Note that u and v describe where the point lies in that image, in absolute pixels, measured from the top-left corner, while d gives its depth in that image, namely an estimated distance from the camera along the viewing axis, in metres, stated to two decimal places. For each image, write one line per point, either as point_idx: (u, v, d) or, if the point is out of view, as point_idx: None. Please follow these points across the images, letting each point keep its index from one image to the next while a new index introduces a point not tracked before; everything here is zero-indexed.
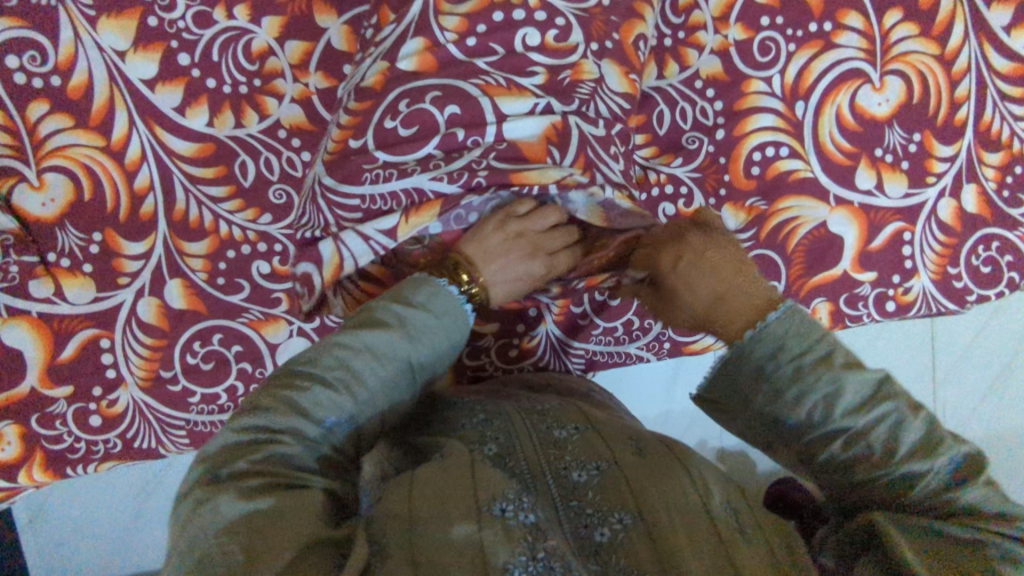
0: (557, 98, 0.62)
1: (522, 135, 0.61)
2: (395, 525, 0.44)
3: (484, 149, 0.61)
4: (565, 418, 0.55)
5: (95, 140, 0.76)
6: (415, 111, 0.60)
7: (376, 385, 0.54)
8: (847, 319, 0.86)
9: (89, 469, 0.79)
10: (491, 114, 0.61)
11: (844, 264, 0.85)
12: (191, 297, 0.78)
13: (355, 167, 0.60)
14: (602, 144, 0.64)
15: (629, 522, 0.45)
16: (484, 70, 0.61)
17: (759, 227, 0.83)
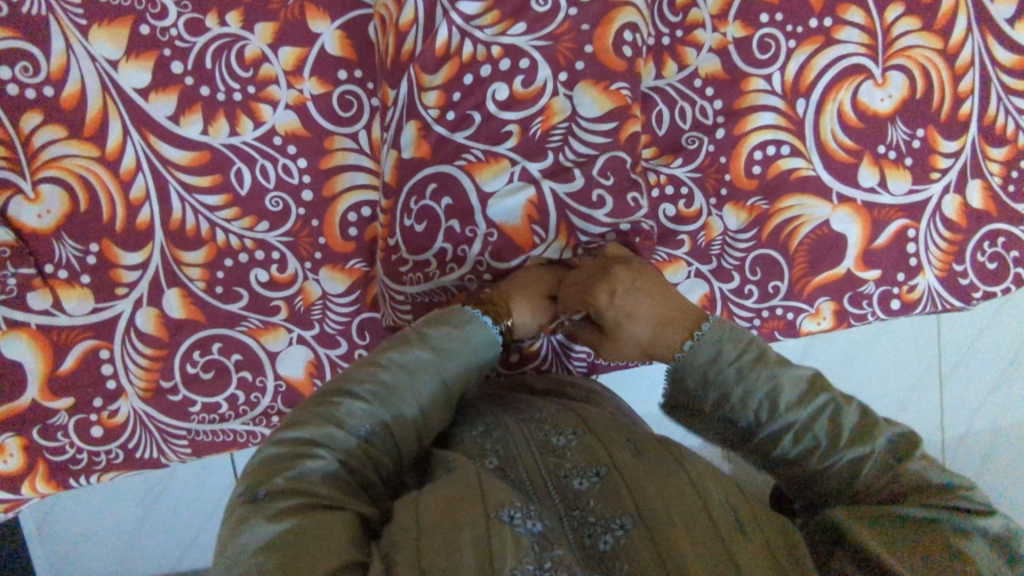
0: (530, 157, 0.68)
1: (507, 215, 0.69)
2: (405, 536, 0.44)
3: (485, 241, 0.69)
4: (562, 424, 0.56)
5: (90, 150, 0.75)
6: (422, 208, 0.69)
7: (411, 403, 0.56)
8: (851, 318, 0.86)
9: (92, 480, 0.79)
10: (478, 201, 0.68)
11: (847, 262, 0.84)
12: (189, 307, 0.78)
13: (393, 271, 0.71)
14: (581, 200, 0.69)
15: (631, 525, 0.45)
16: (465, 145, 0.67)
17: (760, 226, 0.82)
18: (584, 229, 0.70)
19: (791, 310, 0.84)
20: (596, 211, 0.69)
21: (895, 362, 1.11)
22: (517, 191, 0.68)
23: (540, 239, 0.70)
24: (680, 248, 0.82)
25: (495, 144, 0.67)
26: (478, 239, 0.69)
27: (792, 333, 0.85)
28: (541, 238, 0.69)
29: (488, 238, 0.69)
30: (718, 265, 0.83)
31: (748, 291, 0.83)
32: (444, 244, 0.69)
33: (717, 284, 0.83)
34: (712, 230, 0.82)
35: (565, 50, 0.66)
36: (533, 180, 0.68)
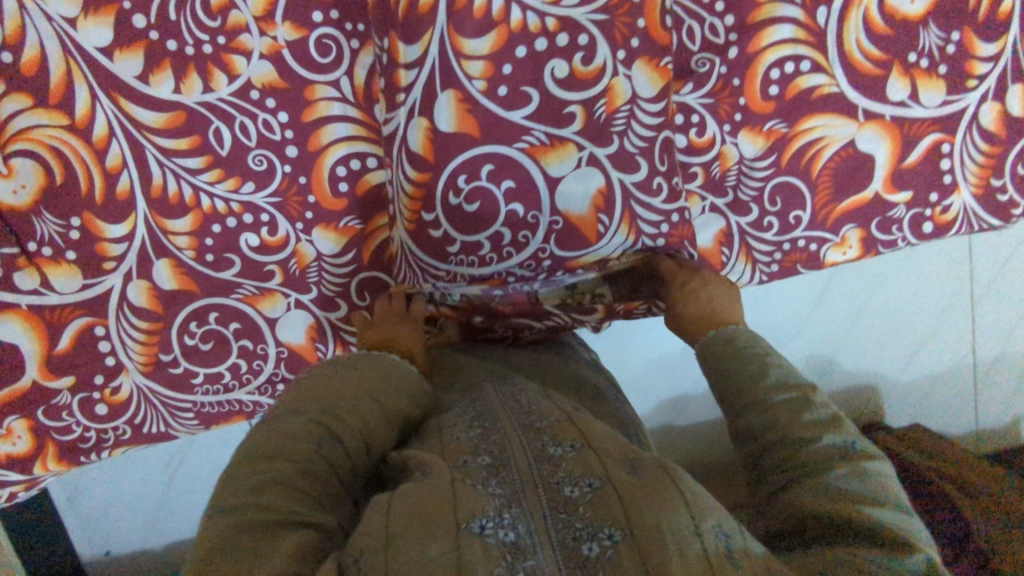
0: (596, 139, 0.66)
1: (571, 206, 0.67)
2: (371, 548, 0.39)
3: (547, 228, 0.67)
4: (560, 434, 0.49)
5: (58, 119, 0.71)
6: (474, 188, 0.66)
7: (356, 415, 0.54)
8: (880, 246, 0.80)
9: (103, 456, 0.79)
10: (545, 187, 0.67)
11: (875, 185, 0.77)
12: (181, 277, 0.75)
13: (440, 249, 0.68)
14: (643, 188, 0.68)
15: (620, 538, 0.40)
16: (528, 127, 0.65)
17: (779, 152, 0.76)
18: (644, 218, 0.68)
19: (814, 241, 0.79)
20: (654, 199, 0.68)
21: (924, 288, 1.06)
22: (583, 180, 0.67)
23: (604, 230, 0.68)
24: (694, 182, 0.77)
25: (560, 127, 0.66)
26: (541, 228, 0.68)
27: (816, 266, 0.80)
28: (605, 227, 0.68)
29: (552, 227, 0.67)
30: (735, 198, 0.77)
31: (768, 223, 0.78)
32: (501, 228, 0.67)
33: (734, 218, 0.78)
34: (727, 158, 0.76)
35: (621, 27, 0.64)
36: (601, 166, 0.67)
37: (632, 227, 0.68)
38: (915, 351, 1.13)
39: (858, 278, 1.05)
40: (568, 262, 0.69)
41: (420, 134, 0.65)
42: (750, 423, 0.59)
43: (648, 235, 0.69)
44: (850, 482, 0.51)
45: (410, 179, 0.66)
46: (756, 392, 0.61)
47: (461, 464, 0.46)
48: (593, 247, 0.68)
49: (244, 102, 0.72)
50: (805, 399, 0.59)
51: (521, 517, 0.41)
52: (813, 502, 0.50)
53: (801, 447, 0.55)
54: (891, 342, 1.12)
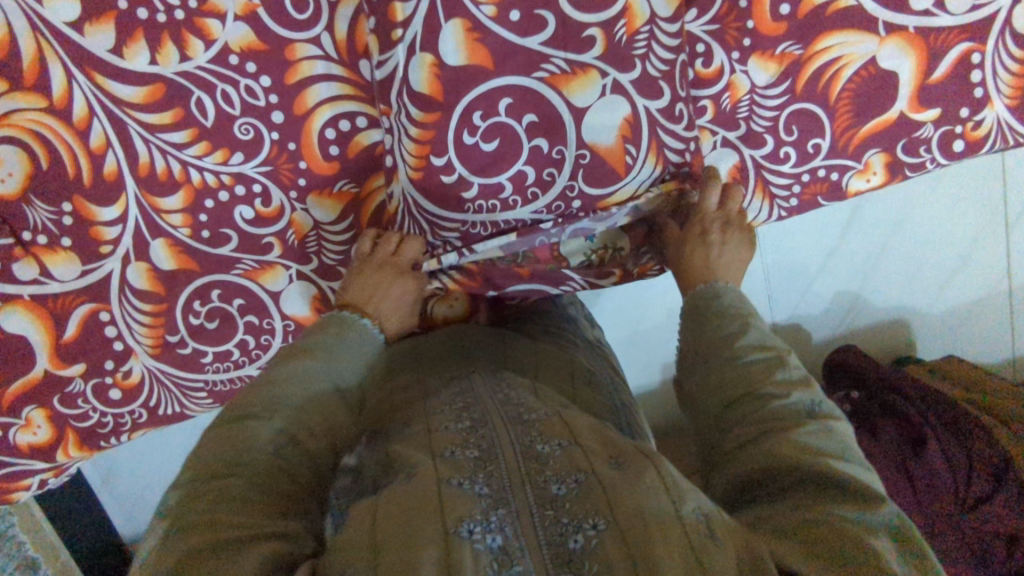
0: (617, 65, 0.62)
1: (598, 138, 0.63)
2: (361, 559, 0.39)
3: (573, 163, 0.64)
4: (546, 429, 0.48)
5: (36, 101, 0.68)
6: (492, 124, 0.63)
7: (309, 418, 0.56)
8: (907, 169, 0.75)
9: (123, 440, 0.80)
10: (570, 118, 0.63)
11: (900, 104, 0.72)
12: (179, 256, 0.74)
13: (454, 196, 0.65)
14: (667, 116, 0.64)
15: (604, 527, 0.40)
16: (544, 55, 0.62)
17: (793, 77, 0.70)
18: (671, 147, 0.65)
19: (835, 170, 0.74)
20: (680, 127, 0.64)
21: (956, 214, 1.01)
22: (610, 108, 0.63)
23: (633, 162, 0.64)
24: (703, 117, 0.72)
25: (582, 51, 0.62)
26: (566, 163, 0.64)
27: (837, 196, 0.76)
28: (635, 159, 0.64)
29: (578, 161, 0.64)
30: (748, 130, 0.73)
31: (784, 155, 0.73)
32: (524, 167, 0.64)
33: (748, 152, 0.73)
34: (737, 87, 0.71)
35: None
36: (625, 93, 0.63)
37: (661, 159, 0.65)
38: (949, 280, 1.08)
39: (886, 207, 0.99)
40: (599, 201, 0.65)
41: (423, 71, 0.62)
42: (725, 375, 0.56)
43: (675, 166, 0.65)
44: (816, 437, 0.49)
45: (416, 121, 0.63)
46: (732, 348, 0.57)
47: (447, 457, 0.45)
48: (623, 182, 0.65)
49: (224, 68, 0.69)
50: (779, 358, 0.55)
51: (510, 519, 0.41)
52: (785, 448, 0.48)
53: (766, 401, 0.52)
54: (920, 272, 1.07)
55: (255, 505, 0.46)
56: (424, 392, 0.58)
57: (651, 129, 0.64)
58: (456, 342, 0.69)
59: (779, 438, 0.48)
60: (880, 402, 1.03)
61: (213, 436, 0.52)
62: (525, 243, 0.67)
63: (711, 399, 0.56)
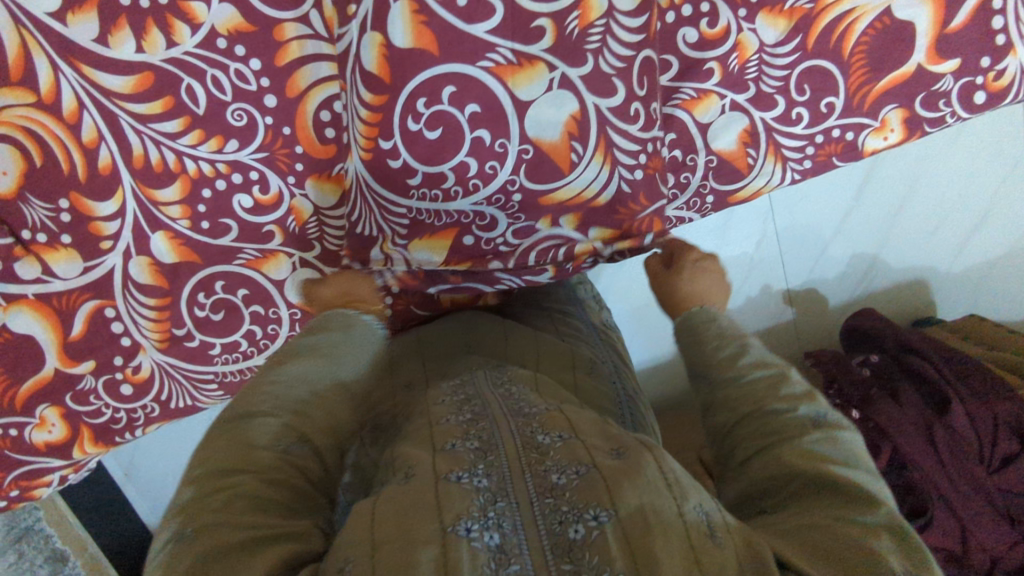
0: (569, 61, 0.60)
1: (543, 133, 0.61)
2: (359, 552, 0.38)
3: (518, 158, 0.61)
4: (549, 423, 0.47)
5: (25, 97, 0.67)
6: (436, 112, 0.59)
7: (321, 410, 0.55)
8: (925, 125, 0.72)
9: (137, 434, 0.80)
10: (513, 112, 0.60)
11: (917, 56, 0.68)
12: (180, 248, 0.73)
13: (400, 182, 0.62)
14: (620, 115, 0.62)
15: (605, 520, 0.39)
16: (494, 43, 0.58)
17: (804, 32, 0.67)
18: (621, 146, 0.62)
19: (850, 129, 0.71)
20: (630, 126, 0.62)
21: (974, 170, 0.97)
22: (557, 105, 0.60)
23: (578, 159, 0.62)
24: (709, 80, 0.69)
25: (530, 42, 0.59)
26: (509, 157, 0.61)
27: (854, 157, 0.73)
28: (581, 157, 0.62)
29: (522, 156, 0.61)
30: (757, 91, 0.70)
31: (796, 116, 0.70)
32: (469, 160, 0.61)
33: (758, 114, 0.70)
34: (745, 46, 0.68)
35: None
36: (574, 89, 0.60)
37: (609, 161, 0.62)
38: (968, 238, 1.05)
39: (903, 165, 0.96)
40: (540, 195, 0.63)
41: (375, 51, 0.59)
42: (728, 395, 0.55)
43: (625, 166, 0.63)
44: (821, 445, 0.48)
45: (365, 104, 0.60)
46: (736, 368, 0.56)
47: (448, 450, 0.45)
48: (565, 178, 0.62)
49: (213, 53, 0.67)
50: (781, 373, 0.55)
51: (509, 512, 0.40)
52: (793, 464, 0.47)
53: (771, 419, 0.51)
54: (938, 232, 1.04)
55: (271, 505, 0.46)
56: (429, 388, 0.58)
57: (603, 125, 0.61)
58: (461, 338, 0.68)
59: (779, 450, 0.48)
60: (900, 364, 1.01)
61: (225, 425, 0.50)
62: (467, 229, 0.64)
63: (718, 419, 0.55)
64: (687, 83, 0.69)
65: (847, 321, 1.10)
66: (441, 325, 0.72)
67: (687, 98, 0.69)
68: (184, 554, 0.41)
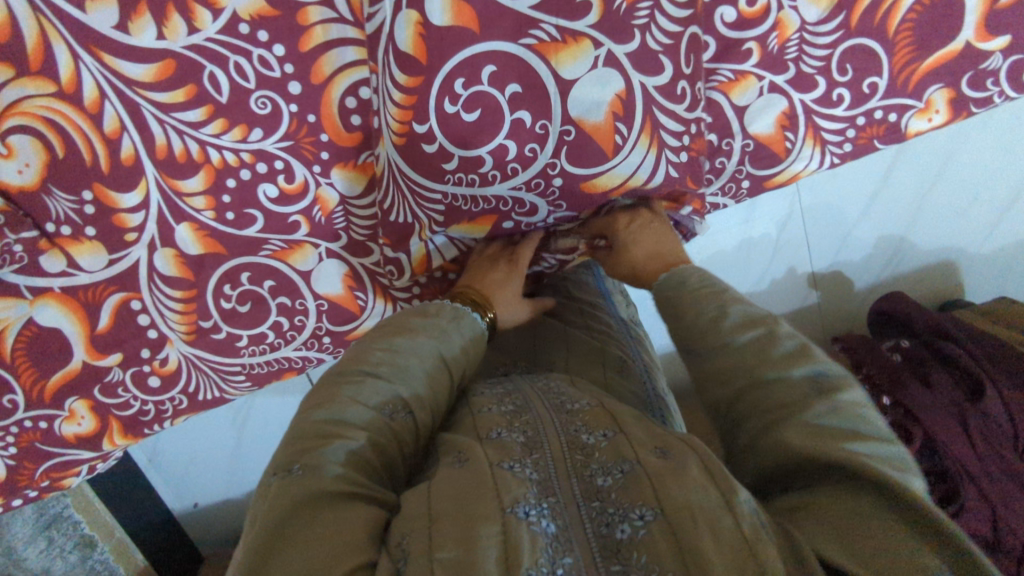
0: (615, 35, 0.56)
1: (587, 113, 0.57)
2: (416, 524, 0.38)
3: (558, 140, 0.58)
4: (592, 420, 0.47)
5: (45, 86, 0.65)
6: (473, 93, 0.57)
7: (422, 379, 0.53)
8: (972, 105, 0.69)
9: (166, 426, 0.80)
10: (556, 92, 0.57)
11: (966, 33, 0.65)
12: (205, 240, 0.71)
13: (434, 166, 0.60)
14: (666, 94, 0.58)
15: (651, 518, 0.37)
16: (537, 20, 0.56)
17: (849, 9, 0.64)
18: (666, 126, 0.59)
19: (893, 110, 0.69)
20: (678, 105, 0.59)
21: (1012, 151, 0.94)
22: (601, 83, 0.57)
23: (623, 141, 0.58)
24: (748, 61, 0.66)
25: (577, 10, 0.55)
26: (551, 138, 0.58)
27: (896, 138, 0.71)
28: (625, 140, 0.58)
29: (564, 138, 0.58)
30: (797, 72, 0.67)
31: (837, 97, 0.68)
32: (507, 142, 0.58)
33: (798, 96, 0.68)
34: (785, 25, 0.64)
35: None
36: (619, 67, 0.57)
37: (655, 144, 0.59)
38: (1002, 220, 1.02)
39: (938, 145, 0.93)
40: (583, 180, 0.60)
41: (409, 30, 0.57)
42: (719, 367, 0.50)
43: (670, 149, 0.60)
44: (831, 418, 0.44)
45: (399, 86, 0.58)
46: (721, 336, 0.52)
47: (494, 439, 0.45)
48: (609, 162, 0.59)
49: (235, 40, 0.65)
50: (770, 333, 0.50)
51: (557, 507, 0.40)
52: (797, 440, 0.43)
53: (771, 393, 0.46)
54: (971, 213, 1.01)
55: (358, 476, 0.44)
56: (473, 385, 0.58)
57: (647, 107, 0.58)
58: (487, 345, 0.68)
59: (785, 430, 0.44)
60: (931, 348, 0.97)
61: (327, 385, 0.50)
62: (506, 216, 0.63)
63: (713, 396, 0.50)
64: (724, 65, 0.66)
65: (875, 305, 1.07)
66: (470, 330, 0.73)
67: (724, 81, 0.67)
68: (276, 505, 0.41)
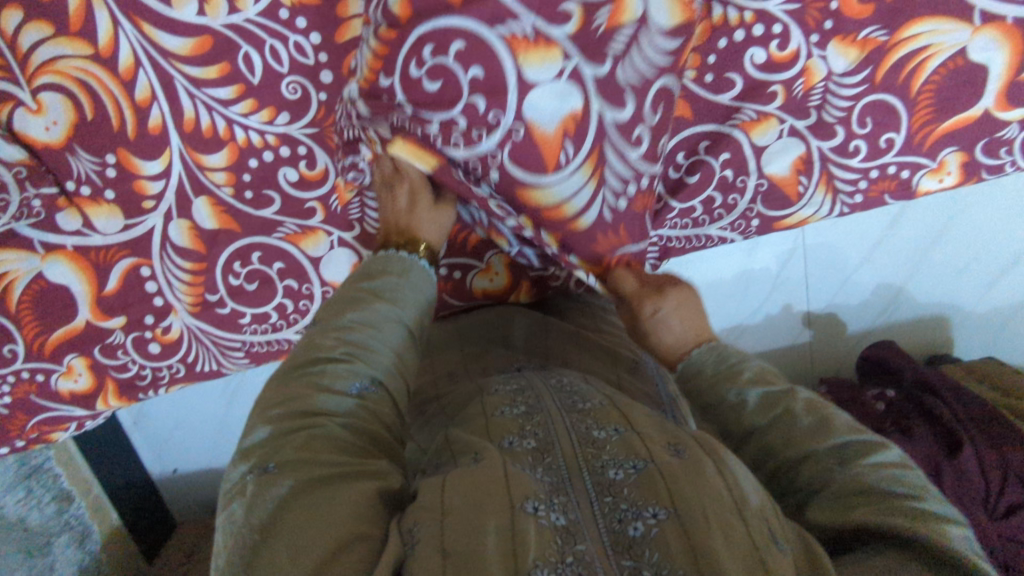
0: (586, 57, 0.54)
1: (541, 118, 0.54)
2: (428, 517, 0.39)
3: (506, 136, 0.55)
4: (604, 419, 0.47)
5: (82, 48, 0.66)
6: (436, 64, 0.54)
7: (386, 363, 0.54)
8: (984, 171, 0.71)
9: (161, 392, 0.81)
10: (516, 90, 0.53)
11: (985, 101, 0.67)
12: (221, 216, 0.72)
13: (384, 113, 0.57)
14: (624, 134, 0.56)
15: (665, 516, 0.38)
16: (517, 15, 0.52)
17: (875, 64, 0.66)
18: (614, 166, 0.58)
19: (907, 167, 0.70)
20: (630, 149, 0.57)
21: (1016, 216, 0.96)
22: (562, 96, 0.54)
23: (566, 162, 0.56)
24: (772, 103, 0.67)
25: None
26: (500, 130, 0.55)
27: (905, 195, 0.72)
28: (570, 163, 0.56)
29: (513, 136, 0.54)
30: (818, 119, 0.68)
31: (854, 148, 0.69)
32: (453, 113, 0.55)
33: (816, 142, 0.69)
34: (812, 73, 0.66)
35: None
36: (584, 87, 0.54)
37: (600, 171, 0.57)
38: (997, 281, 1.04)
39: (946, 200, 0.95)
40: (518, 181, 0.56)
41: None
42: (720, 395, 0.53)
43: (612, 188, 0.58)
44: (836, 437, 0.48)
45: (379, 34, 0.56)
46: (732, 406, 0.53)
47: (507, 446, 0.45)
48: (546, 177, 0.56)
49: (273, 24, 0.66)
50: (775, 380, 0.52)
51: (569, 504, 0.40)
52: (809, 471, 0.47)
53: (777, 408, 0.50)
54: (969, 271, 1.03)
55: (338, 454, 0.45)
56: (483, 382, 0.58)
57: (598, 143, 0.56)
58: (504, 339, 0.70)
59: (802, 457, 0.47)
60: (913, 400, 0.99)
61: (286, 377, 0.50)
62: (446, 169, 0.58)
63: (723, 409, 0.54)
64: (748, 105, 0.67)
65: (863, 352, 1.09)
66: (480, 317, 0.74)
67: (746, 120, 0.68)
68: (257, 505, 0.41)
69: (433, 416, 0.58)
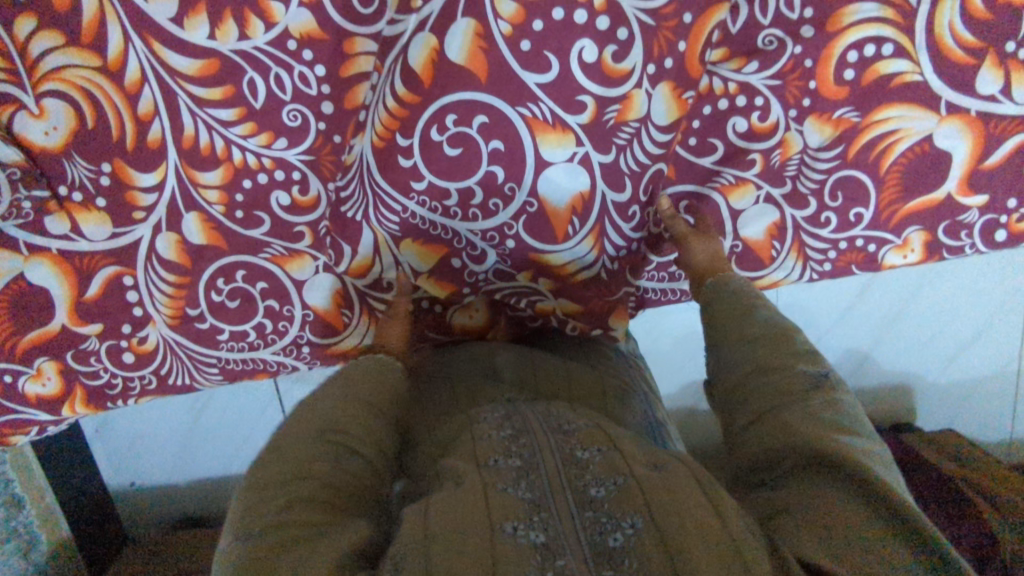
0: (595, 146, 0.65)
1: (551, 196, 0.67)
2: (411, 541, 0.40)
3: (522, 211, 0.68)
4: (587, 440, 0.49)
5: (91, 60, 0.68)
6: (457, 133, 0.65)
7: (360, 427, 0.57)
8: (945, 251, 0.74)
9: (129, 403, 0.80)
10: (531, 164, 0.66)
11: (949, 186, 0.71)
12: (210, 232, 0.73)
13: (403, 180, 0.67)
14: (620, 211, 0.69)
15: (642, 525, 0.40)
16: (535, 96, 0.63)
17: (848, 142, 0.70)
18: (611, 238, 0.70)
19: (874, 241, 0.74)
20: (625, 223, 0.70)
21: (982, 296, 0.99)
22: (571, 173, 0.66)
23: (573, 233, 0.69)
24: (750, 170, 0.71)
25: (608, 93, 0.64)
26: (514, 201, 0.68)
27: (872, 268, 0.75)
28: (575, 234, 0.69)
29: (526, 209, 0.68)
30: (793, 189, 0.72)
31: (825, 219, 0.73)
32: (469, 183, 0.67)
33: (790, 211, 0.73)
34: (789, 145, 0.70)
35: (663, 39, 0.62)
36: (590, 170, 0.66)
37: (599, 241, 0.70)
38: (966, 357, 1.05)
39: (912, 275, 0.99)
40: (534, 250, 0.70)
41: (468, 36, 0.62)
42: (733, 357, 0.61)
43: (608, 255, 0.71)
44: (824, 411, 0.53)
45: (397, 96, 0.64)
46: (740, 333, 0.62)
47: (492, 465, 0.47)
48: (557, 246, 0.70)
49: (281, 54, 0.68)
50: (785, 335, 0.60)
51: (550, 519, 0.41)
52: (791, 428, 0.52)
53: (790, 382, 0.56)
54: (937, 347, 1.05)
55: (314, 511, 0.48)
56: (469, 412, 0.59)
57: (598, 219, 0.68)
58: (490, 358, 0.71)
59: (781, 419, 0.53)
60: None
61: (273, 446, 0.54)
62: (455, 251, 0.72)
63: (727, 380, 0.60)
64: (727, 170, 0.71)
65: None
66: (470, 348, 0.74)
67: (726, 184, 0.72)
68: (239, 564, 0.45)
69: (422, 449, 0.59)
